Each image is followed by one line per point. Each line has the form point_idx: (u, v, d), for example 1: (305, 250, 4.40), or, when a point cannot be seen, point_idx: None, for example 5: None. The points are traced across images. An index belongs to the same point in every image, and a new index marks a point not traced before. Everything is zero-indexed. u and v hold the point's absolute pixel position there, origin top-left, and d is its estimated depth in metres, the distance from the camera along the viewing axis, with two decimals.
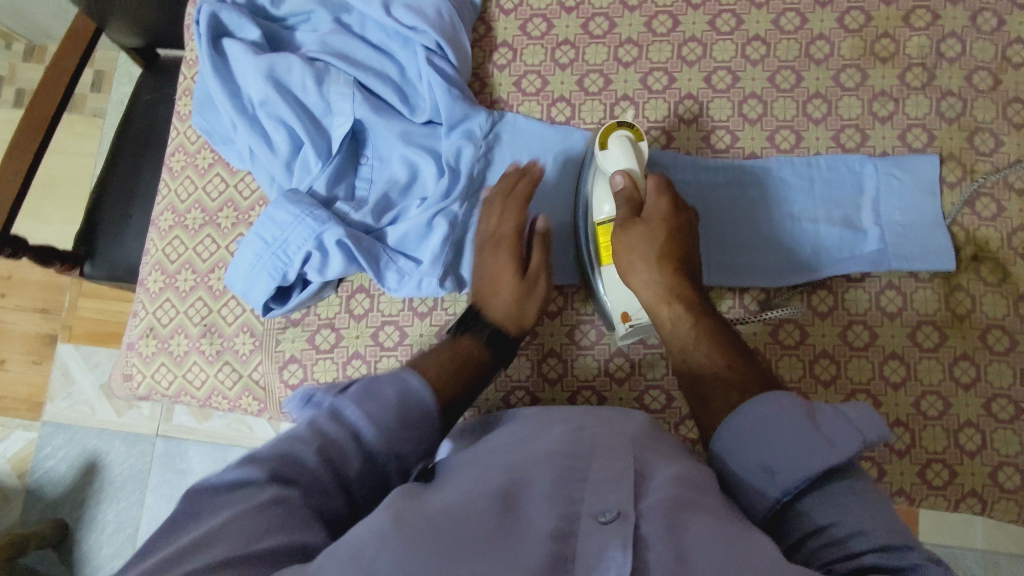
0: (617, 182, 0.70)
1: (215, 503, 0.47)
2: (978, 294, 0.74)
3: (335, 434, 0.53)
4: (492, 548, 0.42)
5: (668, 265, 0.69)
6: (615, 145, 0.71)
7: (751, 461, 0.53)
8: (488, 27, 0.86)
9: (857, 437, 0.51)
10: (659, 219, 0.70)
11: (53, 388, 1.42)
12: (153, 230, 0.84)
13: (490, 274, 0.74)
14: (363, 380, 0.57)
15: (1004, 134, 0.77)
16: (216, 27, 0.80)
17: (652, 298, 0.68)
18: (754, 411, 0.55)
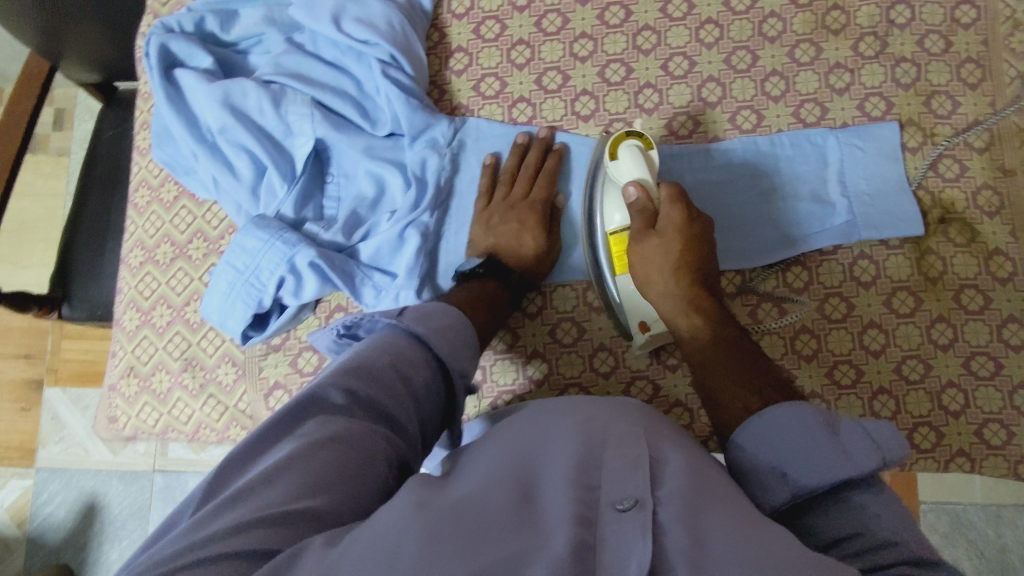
0: (629, 193, 0.70)
1: (290, 429, 0.50)
2: (949, 255, 0.75)
3: (406, 349, 0.58)
4: (513, 542, 0.41)
5: (686, 276, 0.68)
6: (626, 156, 0.71)
7: (767, 463, 0.54)
8: (441, 34, 0.86)
9: (876, 455, 0.49)
10: (674, 229, 0.69)
11: (44, 433, 1.40)
12: (124, 268, 0.83)
13: (508, 236, 0.76)
14: (416, 308, 0.64)
15: (960, 95, 0.78)
16: (167, 58, 0.79)
17: (671, 307, 0.68)
18: (777, 417, 0.55)
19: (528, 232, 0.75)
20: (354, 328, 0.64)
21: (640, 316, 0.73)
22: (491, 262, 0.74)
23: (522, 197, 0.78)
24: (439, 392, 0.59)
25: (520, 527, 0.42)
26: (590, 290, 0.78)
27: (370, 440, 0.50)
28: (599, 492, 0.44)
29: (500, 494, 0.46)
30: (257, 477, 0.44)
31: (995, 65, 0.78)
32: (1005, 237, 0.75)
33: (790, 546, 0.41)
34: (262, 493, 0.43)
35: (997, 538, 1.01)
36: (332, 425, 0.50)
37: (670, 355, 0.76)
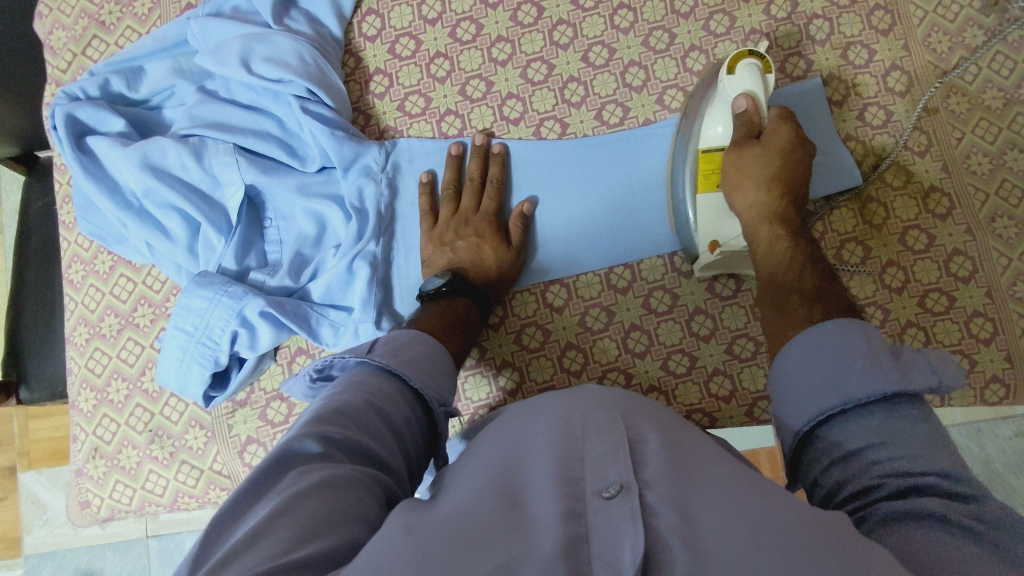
0: (739, 105, 0.67)
1: (268, 486, 0.44)
2: (889, 200, 0.77)
3: (380, 384, 0.56)
4: (507, 546, 0.40)
5: (777, 190, 0.66)
6: (742, 71, 0.67)
7: (812, 377, 0.52)
8: (357, 59, 0.84)
9: (933, 376, 0.47)
10: (778, 143, 0.66)
11: (26, 520, 1.35)
12: (70, 348, 0.80)
13: (469, 250, 0.75)
14: (385, 342, 0.62)
15: (875, 43, 0.79)
16: (76, 127, 0.76)
17: (754, 219, 0.67)
18: (830, 334, 0.53)
19: (488, 244, 0.75)
20: (326, 368, 0.61)
21: (715, 236, 0.71)
22: (455, 279, 0.72)
23: (473, 210, 0.77)
24: (420, 423, 0.57)
25: (509, 528, 0.42)
26: (549, 291, 0.78)
27: (359, 485, 0.45)
28: (584, 483, 0.44)
29: (486, 499, 0.45)
30: (242, 537, 0.39)
31: (903, 9, 0.79)
32: (938, 173, 0.76)
33: (783, 508, 0.41)
34: (250, 553, 0.37)
35: (981, 451, 1.03)
36: (313, 475, 0.44)
37: (637, 343, 0.76)
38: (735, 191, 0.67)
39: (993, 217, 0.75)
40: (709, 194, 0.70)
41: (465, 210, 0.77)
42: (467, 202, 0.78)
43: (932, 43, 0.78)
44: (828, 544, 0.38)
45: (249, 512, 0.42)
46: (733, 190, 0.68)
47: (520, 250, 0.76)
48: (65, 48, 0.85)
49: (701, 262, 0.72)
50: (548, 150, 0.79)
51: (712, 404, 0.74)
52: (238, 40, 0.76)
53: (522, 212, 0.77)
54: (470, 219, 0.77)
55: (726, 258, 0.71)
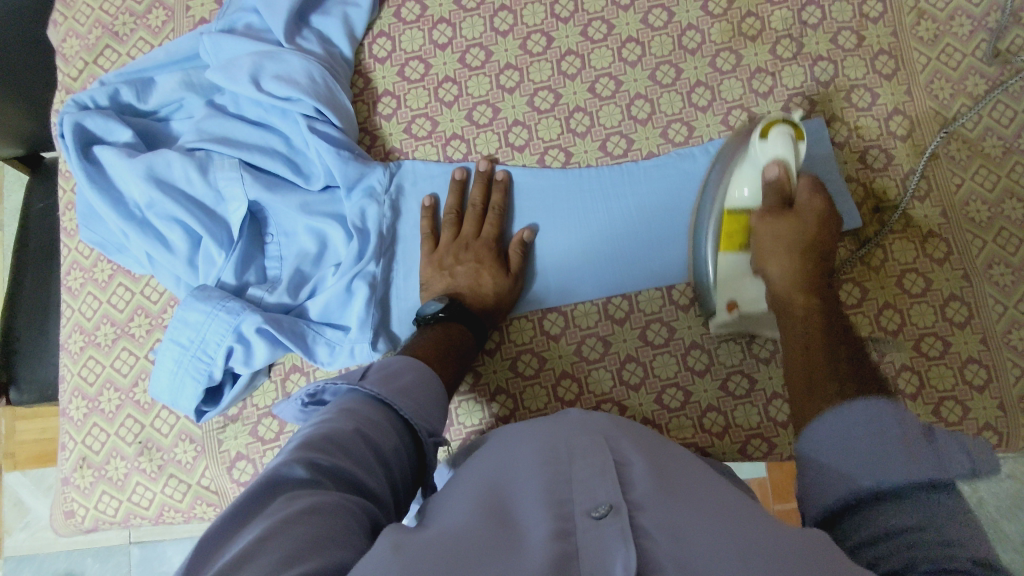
0: (770, 172, 0.66)
1: (256, 511, 0.43)
2: (887, 243, 0.77)
3: (371, 412, 0.55)
4: (498, 563, 0.40)
5: (810, 259, 0.66)
6: (778, 138, 0.66)
7: (850, 456, 0.50)
8: (366, 79, 0.85)
9: (968, 462, 0.48)
10: (813, 213, 0.67)
11: (8, 522, 1.34)
12: (64, 355, 0.80)
13: (468, 277, 0.75)
14: (378, 368, 0.62)
15: (878, 87, 0.80)
16: (84, 136, 0.77)
17: (786, 286, 0.66)
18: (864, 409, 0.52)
19: (487, 271, 0.75)
20: (318, 393, 0.61)
21: (736, 297, 0.71)
22: (452, 304, 0.72)
23: (474, 235, 0.77)
24: (410, 452, 0.57)
25: (499, 548, 0.41)
26: (546, 318, 0.78)
27: (346, 511, 0.45)
28: (574, 504, 0.44)
29: (476, 519, 0.45)
30: (230, 560, 0.38)
31: (906, 55, 0.80)
32: (937, 218, 0.77)
33: (774, 535, 0.41)
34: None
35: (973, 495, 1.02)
36: (300, 501, 0.44)
37: (632, 374, 0.76)
38: (767, 258, 0.67)
39: (991, 264, 0.75)
40: (731, 253, 0.70)
41: (466, 236, 0.77)
42: (469, 227, 0.78)
43: (935, 90, 0.79)
44: (815, 564, 0.38)
45: (236, 535, 0.41)
46: (766, 259, 0.68)
47: (518, 277, 0.76)
48: (78, 56, 0.86)
49: (718, 319, 0.73)
50: (551, 177, 0.80)
51: (704, 439, 0.74)
52: (250, 57, 0.76)
53: (522, 239, 0.77)
54: (470, 244, 0.77)
55: (745, 316, 0.72)
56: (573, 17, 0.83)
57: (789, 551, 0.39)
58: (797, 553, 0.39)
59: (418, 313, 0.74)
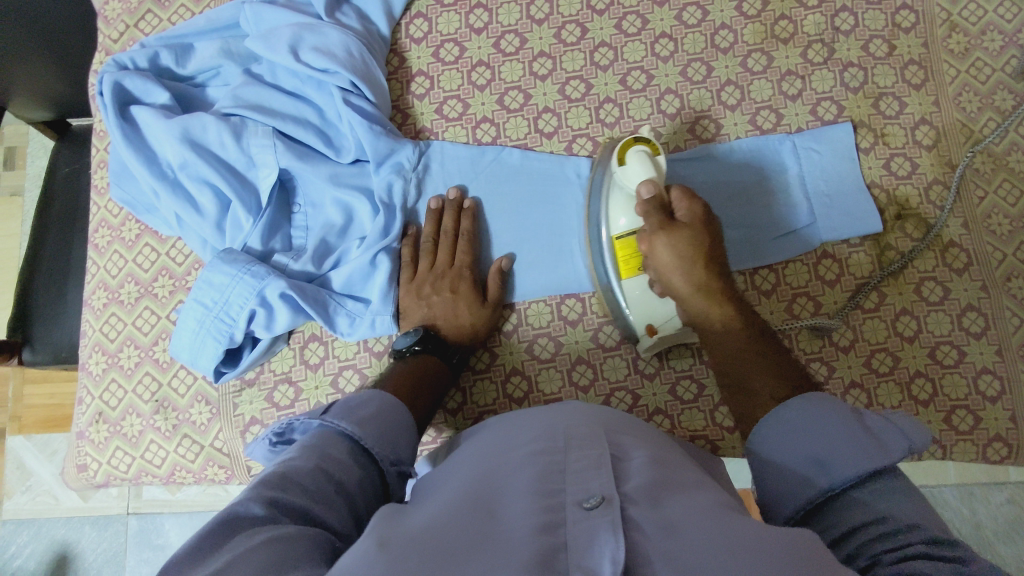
0: (642, 194, 0.67)
1: (214, 548, 0.41)
2: (907, 250, 0.77)
3: (334, 447, 0.53)
4: (484, 556, 0.40)
5: (713, 267, 0.65)
6: (636, 160, 0.69)
7: (795, 455, 0.53)
8: (401, 59, 0.86)
9: (903, 441, 0.50)
10: (698, 221, 0.66)
11: (9, 484, 1.35)
12: (87, 311, 0.81)
13: (444, 311, 0.74)
14: (342, 401, 0.59)
15: (906, 96, 0.81)
16: (122, 95, 0.78)
17: (699, 306, 0.65)
18: (801, 405, 0.55)
19: (463, 301, 0.75)
20: (285, 432, 0.59)
21: (653, 320, 0.72)
22: (427, 337, 0.72)
23: (449, 265, 0.77)
24: (376, 485, 0.53)
25: (484, 539, 0.41)
26: (564, 304, 0.79)
27: (309, 539, 0.42)
28: (566, 495, 0.44)
29: (464, 511, 0.45)
30: None
31: (936, 66, 0.81)
32: (958, 229, 0.77)
33: (766, 534, 0.41)
34: None
35: (972, 515, 1.02)
36: (260, 534, 0.41)
37: (647, 364, 0.76)
38: (670, 276, 0.66)
39: (1009, 277, 0.76)
40: (633, 278, 0.72)
41: (440, 265, 0.77)
42: (443, 256, 0.77)
43: (962, 102, 0.80)
44: (802, 556, 0.39)
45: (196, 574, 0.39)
46: (668, 276, 0.66)
47: (496, 306, 0.76)
48: (119, 19, 0.87)
49: (643, 344, 0.74)
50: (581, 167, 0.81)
51: (715, 432, 0.74)
52: (290, 28, 0.78)
53: (501, 268, 0.77)
54: (446, 274, 0.76)
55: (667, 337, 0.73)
56: (608, 10, 0.84)
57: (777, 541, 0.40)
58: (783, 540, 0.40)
59: (394, 347, 0.73)
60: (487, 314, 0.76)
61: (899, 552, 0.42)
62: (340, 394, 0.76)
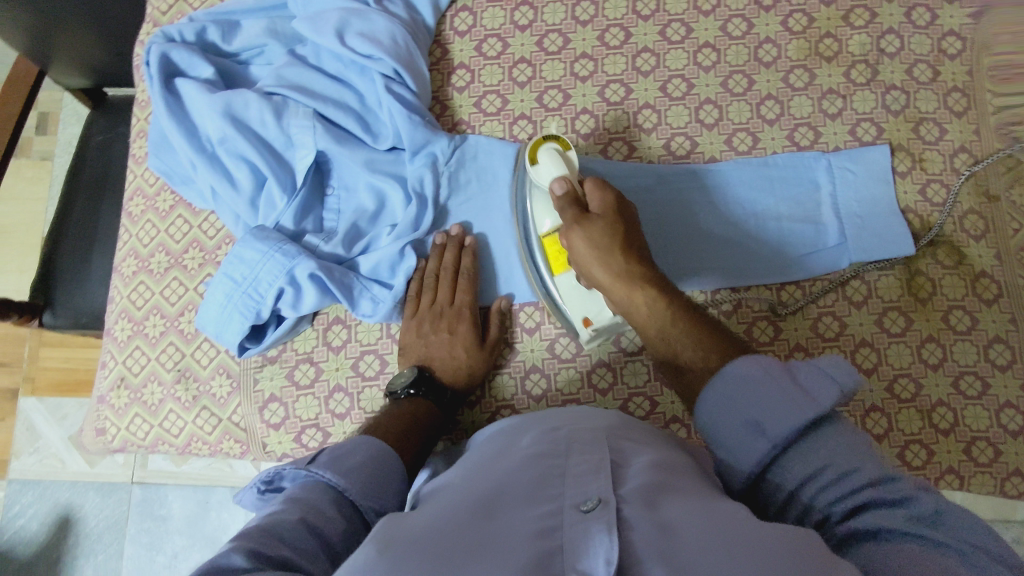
0: (555, 190, 0.69)
1: None
2: (938, 277, 0.77)
3: (320, 499, 0.50)
4: (481, 558, 0.39)
5: (632, 255, 0.66)
6: (546, 158, 0.71)
7: (734, 423, 0.52)
8: (444, 50, 0.86)
9: (832, 385, 0.49)
10: (611, 211, 0.67)
11: (18, 444, 1.36)
12: (116, 277, 0.82)
13: (442, 352, 0.74)
14: (330, 448, 0.56)
15: (947, 123, 0.80)
16: (168, 67, 0.79)
17: (621, 294, 0.66)
18: (732, 369, 0.54)
19: (460, 342, 0.74)
20: (275, 480, 0.55)
21: (586, 313, 0.73)
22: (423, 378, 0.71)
23: (449, 304, 0.76)
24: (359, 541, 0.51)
25: (481, 539, 0.41)
26: None
27: None
28: (564, 499, 0.44)
29: (462, 509, 0.45)
30: None
31: (980, 95, 0.81)
32: (991, 260, 0.77)
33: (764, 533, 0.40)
34: None
35: None
36: None
37: None
38: (590, 267, 0.67)
39: None
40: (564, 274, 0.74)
41: (441, 303, 0.76)
42: (444, 294, 0.76)
43: (1004, 133, 0.80)
44: (801, 557, 0.38)
45: None
46: (589, 268, 0.67)
47: (493, 348, 0.76)
48: None
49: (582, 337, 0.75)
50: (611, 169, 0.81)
51: None
52: (338, 12, 0.79)
53: (500, 309, 0.78)
54: (445, 312, 0.76)
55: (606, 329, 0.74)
56: (654, 16, 0.84)
57: (775, 539, 0.40)
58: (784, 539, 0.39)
59: (390, 387, 0.73)
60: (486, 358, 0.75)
61: (850, 512, 0.44)
62: (360, 378, 0.77)
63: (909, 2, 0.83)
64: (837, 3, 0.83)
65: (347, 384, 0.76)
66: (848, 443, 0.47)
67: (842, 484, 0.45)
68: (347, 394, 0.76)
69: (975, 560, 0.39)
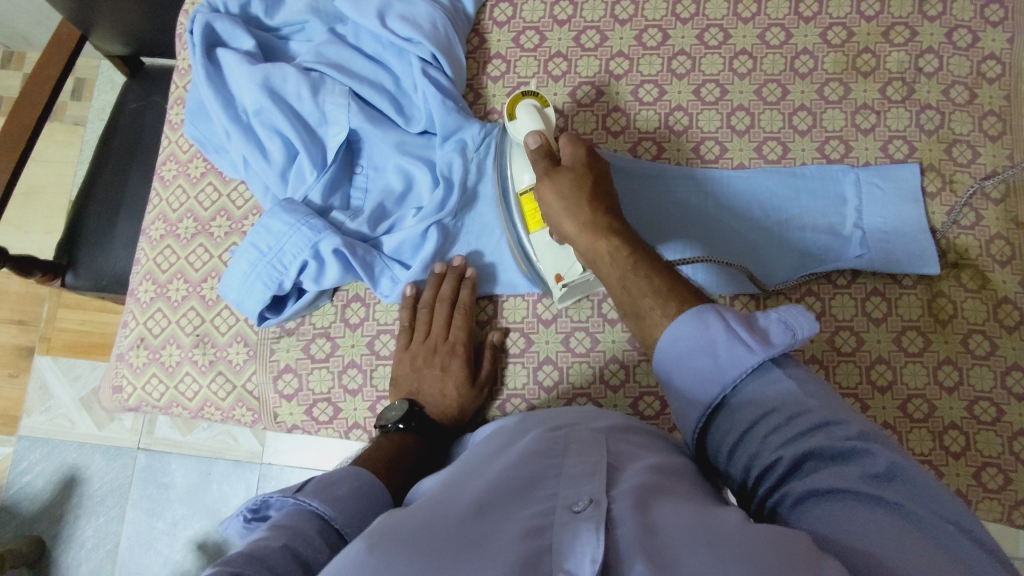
0: (530, 142, 0.71)
1: None
2: (959, 299, 0.76)
3: (305, 526, 0.50)
4: (472, 551, 0.39)
5: (600, 208, 0.67)
6: (524, 113, 0.74)
7: (687, 364, 0.52)
8: (481, 39, 0.87)
9: (786, 333, 0.49)
10: (581, 165, 0.69)
11: (30, 401, 1.38)
12: (144, 239, 0.84)
13: (435, 388, 0.73)
14: (317, 478, 0.56)
15: (981, 146, 0.80)
16: (210, 36, 0.80)
17: (588, 244, 0.66)
18: (687, 318, 0.53)
19: (452, 380, 0.73)
20: (262, 509, 0.55)
21: (560, 269, 0.74)
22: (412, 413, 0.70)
23: (442, 338, 0.75)
24: None
25: (472, 531, 0.41)
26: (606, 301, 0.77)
27: None
28: (557, 499, 0.45)
29: (453, 504, 0.44)
30: None
31: (1015, 121, 0.80)
32: (1015, 286, 0.76)
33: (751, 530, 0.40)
34: None
35: None
36: None
37: None
38: (559, 217, 0.68)
39: None
40: (539, 229, 0.75)
41: (434, 336, 0.75)
42: (438, 327, 0.75)
43: None
44: (790, 550, 0.38)
45: None
46: (559, 218, 0.68)
47: (485, 384, 0.75)
48: None
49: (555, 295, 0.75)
50: (637, 166, 0.81)
51: None
52: None
53: (493, 344, 0.77)
54: (438, 347, 0.75)
55: (578, 286, 0.74)
56: (692, 20, 0.85)
57: (764, 537, 0.39)
58: (770, 535, 0.39)
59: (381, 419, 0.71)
60: (479, 398, 0.75)
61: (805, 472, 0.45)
62: (374, 356, 0.77)
63: (951, 22, 0.82)
64: (878, 19, 0.83)
65: (361, 361, 0.77)
66: (797, 387, 0.48)
67: (793, 428, 0.46)
68: (361, 370, 0.77)
69: (927, 524, 0.40)
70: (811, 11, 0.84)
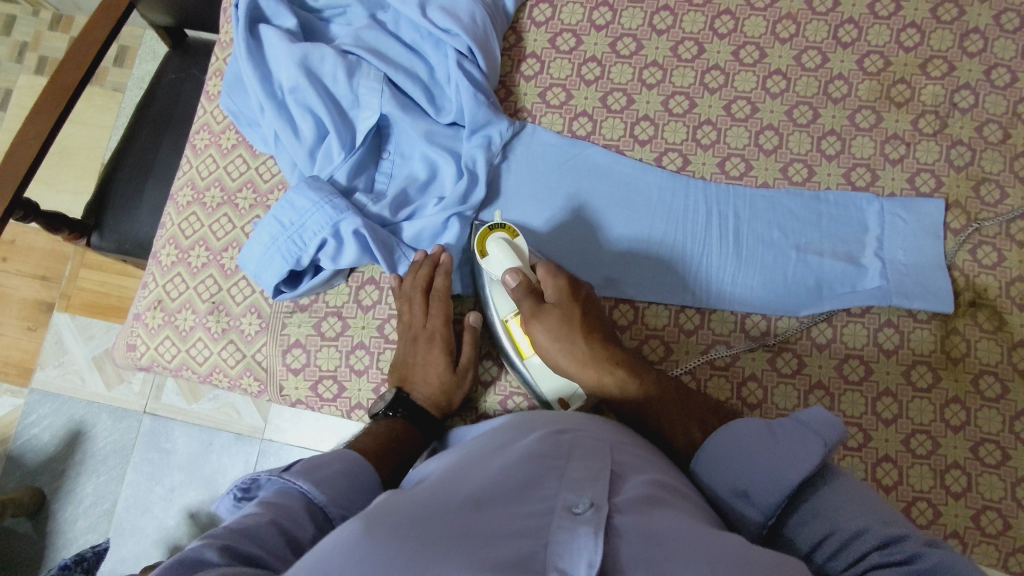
0: (510, 282, 0.70)
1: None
2: (973, 339, 0.75)
3: (291, 504, 0.51)
4: (470, 542, 0.39)
5: (591, 340, 0.69)
6: (495, 250, 0.72)
7: (735, 484, 0.56)
8: (518, 37, 0.88)
9: (815, 441, 0.54)
10: (565, 300, 0.69)
11: (45, 355, 1.41)
12: (171, 205, 0.85)
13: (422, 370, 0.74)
14: (305, 458, 0.57)
15: (1010, 186, 0.79)
16: (255, 13, 0.82)
17: (586, 380, 0.68)
18: (723, 432, 0.60)
19: (433, 365, 0.73)
20: (253, 488, 0.56)
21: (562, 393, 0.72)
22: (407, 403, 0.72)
23: (422, 326, 0.75)
24: None
25: (471, 522, 0.41)
26: None
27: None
28: (557, 499, 0.45)
29: (455, 493, 0.45)
30: None
31: None
32: None
33: (746, 551, 0.41)
34: None
35: None
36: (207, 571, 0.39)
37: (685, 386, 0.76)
38: (555, 358, 0.69)
39: None
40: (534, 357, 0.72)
41: (414, 324, 0.75)
42: (417, 317, 0.75)
43: None
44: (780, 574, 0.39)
45: None
46: (554, 360, 0.69)
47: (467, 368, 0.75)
48: None
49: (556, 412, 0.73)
50: (657, 176, 0.82)
51: None
52: None
53: (474, 327, 0.76)
54: (419, 335, 0.75)
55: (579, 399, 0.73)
56: (729, 36, 0.85)
57: (757, 559, 0.40)
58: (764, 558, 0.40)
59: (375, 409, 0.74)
60: (466, 385, 0.75)
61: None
62: (383, 339, 0.78)
63: (990, 60, 0.82)
64: (916, 51, 0.83)
65: (370, 342, 0.78)
66: (853, 506, 0.51)
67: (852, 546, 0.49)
68: (369, 351, 0.78)
69: None
70: (849, 37, 0.84)
